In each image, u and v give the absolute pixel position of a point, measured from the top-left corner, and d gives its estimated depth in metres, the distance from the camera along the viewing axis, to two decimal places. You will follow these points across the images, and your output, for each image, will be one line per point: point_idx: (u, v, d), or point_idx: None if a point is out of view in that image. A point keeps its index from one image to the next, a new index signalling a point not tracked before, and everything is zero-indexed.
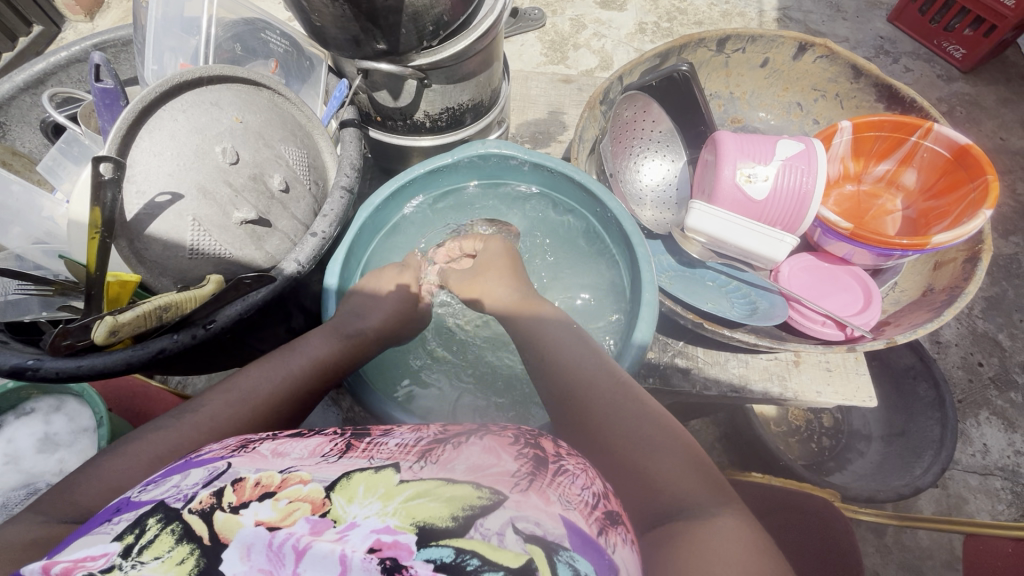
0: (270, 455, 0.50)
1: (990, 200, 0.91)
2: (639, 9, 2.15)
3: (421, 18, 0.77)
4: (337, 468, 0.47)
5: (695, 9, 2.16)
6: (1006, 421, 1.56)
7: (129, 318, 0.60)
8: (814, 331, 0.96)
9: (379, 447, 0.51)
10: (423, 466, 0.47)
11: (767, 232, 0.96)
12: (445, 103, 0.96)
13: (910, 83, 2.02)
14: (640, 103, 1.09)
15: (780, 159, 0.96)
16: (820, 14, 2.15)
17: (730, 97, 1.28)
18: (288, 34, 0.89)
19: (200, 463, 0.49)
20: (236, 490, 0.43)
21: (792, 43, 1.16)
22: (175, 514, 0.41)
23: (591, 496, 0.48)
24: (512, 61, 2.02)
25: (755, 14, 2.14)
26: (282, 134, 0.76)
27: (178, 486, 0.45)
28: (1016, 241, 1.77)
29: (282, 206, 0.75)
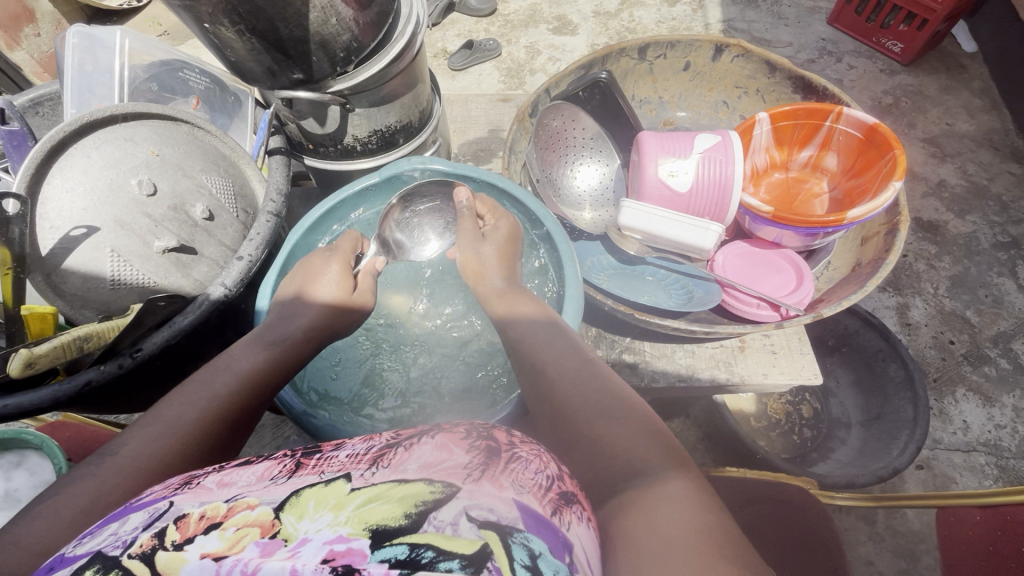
0: (215, 486, 0.49)
1: (899, 171, 0.95)
2: (591, 31, 2.25)
3: (330, 45, 0.81)
4: (286, 487, 0.47)
5: (644, 27, 2.26)
6: (983, 396, 1.57)
7: (45, 350, 0.61)
8: (751, 314, 0.98)
9: (330, 461, 0.52)
10: (374, 472, 0.48)
11: (693, 223, 0.99)
12: (372, 126, 0.99)
13: (855, 80, 2.11)
14: (567, 113, 1.13)
15: (698, 152, 1.00)
16: (764, 23, 2.26)
17: (660, 101, 1.33)
18: (208, 72, 0.93)
19: (140, 506, 0.47)
20: (179, 527, 0.42)
21: (709, 46, 1.22)
22: (112, 561, 0.39)
23: (545, 478, 0.50)
24: (471, 90, 2.09)
25: (701, 28, 2.25)
26: (204, 165, 0.79)
27: (116, 535, 0.43)
28: (972, 220, 1.81)
29: (208, 234, 0.78)
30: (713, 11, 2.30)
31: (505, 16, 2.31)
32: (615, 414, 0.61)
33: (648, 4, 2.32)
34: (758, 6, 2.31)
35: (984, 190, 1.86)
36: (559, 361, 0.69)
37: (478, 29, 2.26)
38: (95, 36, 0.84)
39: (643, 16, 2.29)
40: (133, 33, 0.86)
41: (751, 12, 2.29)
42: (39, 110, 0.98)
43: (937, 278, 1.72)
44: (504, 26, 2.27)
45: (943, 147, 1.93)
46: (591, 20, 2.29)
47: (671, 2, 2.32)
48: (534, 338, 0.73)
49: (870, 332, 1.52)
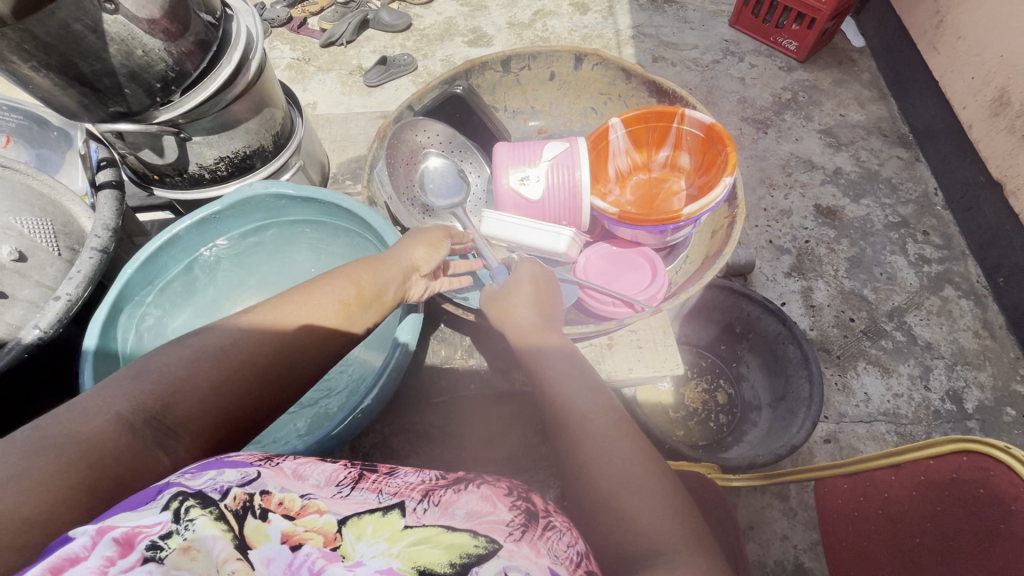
0: (292, 475, 0.50)
1: (729, 167, 1.01)
2: (506, 42, 2.31)
3: (142, 77, 0.79)
4: (351, 505, 0.47)
5: (557, 36, 2.33)
6: (882, 368, 1.63)
7: None
8: (607, 312, 1.03)
9: (388, 481, 0.52)
10: (425, 509, 0.48)
11: (547, 229, 1.02)
12: (218, 153, 0.98)
13: (756, 78, 2.22)
14: (429, 128, 1.14)
15: (547, 160, 1.03)
16: (671, 27, 2.36)
17: (533, 110, 1.37)
18: (15, 108, 1.09)
19: (232, 462, 0.49)
20: (263, 500, 0.44)
21: (569, 56, 1.26)
22: (212, 502, 0.42)
23: (576, 553, 0.49)
24: (388, 105, 2.10)
25: (612, 34, 2.33)
26: (10, 206, 0.81)
27: (216, 480, 0.45)
28: (866, 204, 1.91)
29: (21, 274, 0.81)
30: (623, 18, 2.39)
31: (421, 30, 2.34)
32: (633, 484, 0.60)
33: (561, 15, 2.40)
34: (665, 12, 2.41)
35: (874, 175, 1.97)
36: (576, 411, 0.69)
37: (394, 44, 2.28)
38: None
39: (555, 25, 2.36)
40: None
41: (659, 17, 2.39)
42: None
43: (836, 260, 1.80)
44: (421, 40, 2.30)
45: (838, 137, 2.05)
46: (506, 31, 2.35)
47: (583, 11, 2.41)
48: (561, 380, 0.75)
49: (770, 318, 1.53)
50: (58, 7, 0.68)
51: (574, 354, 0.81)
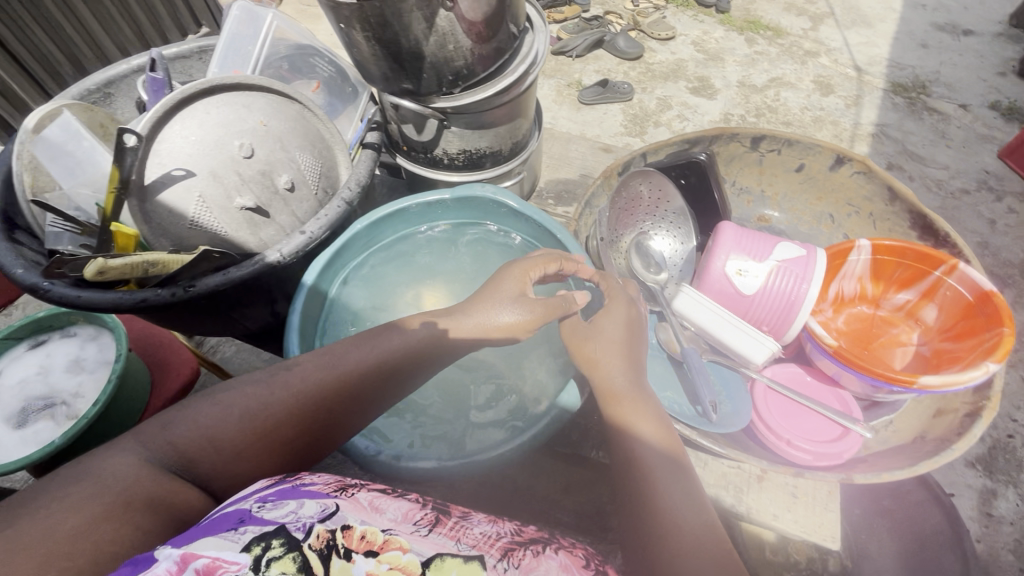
0: (369, 507, 0.52)
1: (999, 353, 0.83)
2: (729, 100, 2.20)
3: (441, 67, 0.86)
4: (430, 543, 0.49)
5: (787, 110, 2.17)
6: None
7: (115, 264, 0.70)
8: (778, 448, 0.91)
9: (466, 531, 0.53)
10: (506, 569, 0.48)
11: (747, 332, 0.94)
12: (463, 145, 1.04)
13: (1011, 224, 1.82)
14: (655, 182, 1.11)
15: (775, 260, 0.94)
16: (922, 137, 2.07)
17: (762, 195, 1.27)
18: (335, 62, 1.03)
19: (310, 495, 0.51)
20: (346, 537, 0.46)
21: (829, 154, 1.14)
22: (295, 542, 0.43)
23: None
24: (592, 125, 2.10)
25: (850, 125, 2.11)
26: (301, 142, 0.88)
27: (296, 514, 0.47)
28: None
29: (286, 202, 0.86)
30: (869, 111, 2.16)
31: (649, 64, 2.32)
32: None
33: (798, 89, 2.23)
34: (921, 119, 2.13)
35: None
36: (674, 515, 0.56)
37: (618, 70, 2.28)
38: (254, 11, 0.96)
39: (789, 98, 2.20)
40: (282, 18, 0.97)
41: (912, 123, 2.12)
42: (203, 57, 1.16)
43: None
44: (645, 73, 2.28)
45: None
46: (734, 89, 2.23)
47: (824, 93, 2.22)
48: (662, 493, 0.58)
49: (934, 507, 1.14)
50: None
51: (683, 461, 0.63)
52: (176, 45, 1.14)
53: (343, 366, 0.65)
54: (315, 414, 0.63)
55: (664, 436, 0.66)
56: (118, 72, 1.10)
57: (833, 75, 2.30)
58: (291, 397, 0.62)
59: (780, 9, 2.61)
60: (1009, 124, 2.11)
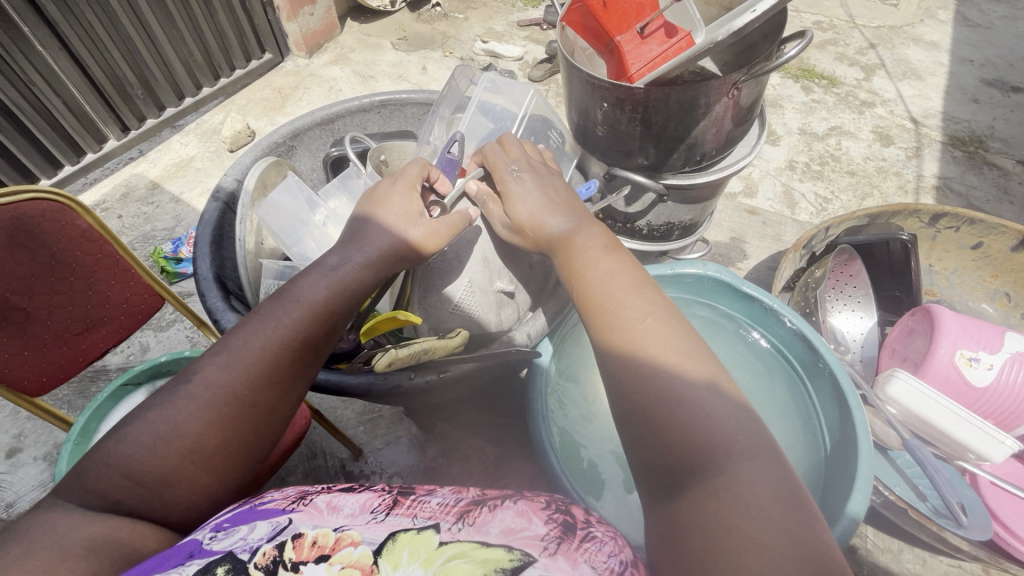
0: (325, 509, 0.49)
1: None
2: (792, 147, 2.16)
3: (695, 149, 0.86)
4: (385, 528, 0.47)
5: (849, 159, 2.13)
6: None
7: (405, 355, 0.68)
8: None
9: (422, 504, 0.50)
10: (460, 528, 0.47)
11: (983, 428, 0.90)
12: (669, 219, 1.03)
13: None
14: (844, 257, 1.10)
15: (1008, 351, 0.93)
16: (985, 193, 2.05)
17: (928, 269, 1.26)
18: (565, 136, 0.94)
19: (263, 513, 0.48)
20: (296, 547, 0.44)
21: (1014, 236, 1.12)
22: (241, 567, 0.42)
23: (617, 565, 0.44)
24: None
25: (912, 176, 2.08)
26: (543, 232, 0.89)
27: (245, 540, 0.45)
28: None
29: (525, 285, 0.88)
30: (930, 164, 2.13)
31: None
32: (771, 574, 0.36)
33: (858, 139, 2.21)
34: (983, 173, 2.11)
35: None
36: (706, 428, 0.45)
37: None
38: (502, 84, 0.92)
39: (851, 147, 2.17)
40: (540, 95, 0.93)
41: (974, 176, 2.10)
42: (382, 110, 1.13)
43: None
44: None
45: None
46: (795, 136, 2.21)
47: (884, 143, 2.20)
48: (679, 401, 0.46)
49: None
50: (702, 87, 0.76)
51: (657, 357, 0.50)
52: (358, 98, 1.11)
53: (283, 325, 0.59)
54: (275, 391, 0.58)
55: (660, 322, 0.52)
56: (303, 124, 1.06)
57: (890, 126, 2.28)
58: (255, 367, 0.57)
59: (832, 58, 2.59)
60: None
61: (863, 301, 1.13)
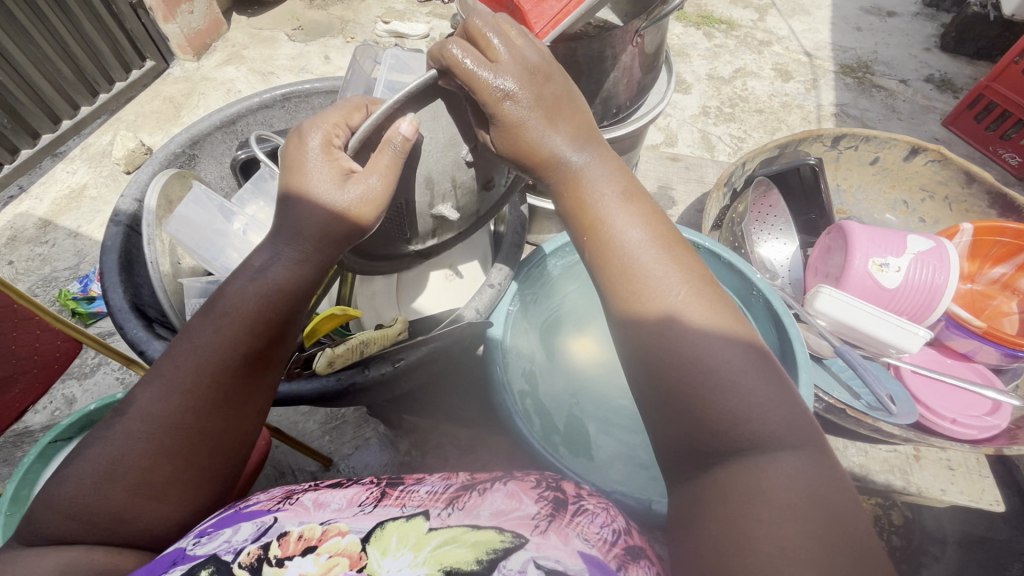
0: (312, 506, 0.54)
1: None
2: (703, 93, 2.24)
3: (609, 100, 0.87)
4: (372, 518, 0.51)
5: (756, 98, 2.23)
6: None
7: (342, 350, 0.69)
8: (944, 429, 0.96)
9: (411, 495, 0.55)
10: (450, 513, 0.51)
11: (899, 324, 0.99)
12: None
13: None
14: (762, 189, 1.17)
15: (911, 253, 1.00)
16: (877, 113, 2.21)
17: (837, 189, 1.36)
18: None
19: (246, 517, 0.52)
20: (281, 543, 0.48)
21: (904, 146, 1.23)
22: (225, 567, 0.46)
23: (610, 532, 0.51)
24: None
25: (813, 108, 2.21)
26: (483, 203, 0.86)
27: (230, 542, 0.49)
28: None
29: None
30: (827, 93, 2.28)
31: None
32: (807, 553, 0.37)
33: (762, 78, 2.32)
34: (872, 96, 2.27)
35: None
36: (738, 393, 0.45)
37: None
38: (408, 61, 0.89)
39: (756, 87, 2.27)
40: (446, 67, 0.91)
41: (865, 100, 2.26)
42: (286, 104, 1.06)
43: None
44: None
45: None
46: (704, 82, 2.28)
47: (784, 79, 2.32)
48: (711, 371, 0.46)
49: None
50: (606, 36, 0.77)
51: (686, 321, 0.48)
52: (257, 95, 1.04)
53: (210, 343, 0.55)
54: (223, 415, 0.55)
55: (695, 297, 0.50)
56: (201, 129, 0.98)
57: (788, 61, 2.40)
58: (198, 386, 0.54)
59: (727, 2, 2.68)
60: (945, 95, 2.30)
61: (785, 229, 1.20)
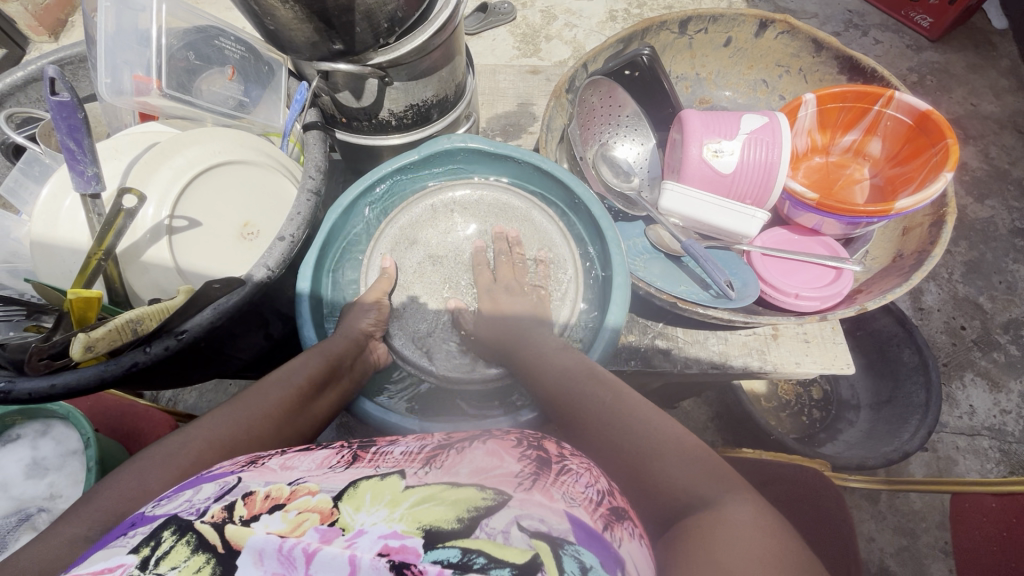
0: (279, 468, 0.52)
1: (951, 162, 0.92)
2: None
3: (375, 16, 0.78)
4: (344, 477, 0.49)
5: None
6: (990, 382, 1.52)
7: (101, 333, 0.61)
8: (789, 304, 0.98)
9: (385, 456, 0.54)
10: (427, 471, 0.50)
11: (738, 209, 0.98)
12: (409, 100, 0.97)
13: (880, 55, 1.94)
14: (605, 89, 1.10)
15: (744, 134, 0.97)
16: None
17: (697, 78, 1.28)
18: (243, 40, 0.88)
19: (211, 478, 0.50)
20: (247, 504, 0.44)
21: (753, 21, 1.17)
22: (188, 525, 0.42)
23: (595, 492, 0.51)
24: (483, 57, 1.90)
25: None
26: (261, 171, 0.82)
27: (191, 501, 0.46)
28: (991, 204, 1.72)
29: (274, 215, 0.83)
30: None
31: None
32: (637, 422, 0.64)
33: None
34: None
35: (1004, 174, 1.75)
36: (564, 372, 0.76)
37: None
38: None
39: None
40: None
41: None
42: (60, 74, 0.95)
43: (951, 263, 1.64)
44: None
45: (967, 128, 1.81)
46: None
47: None
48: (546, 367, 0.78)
49: (885, 316, 1.41)
50: None
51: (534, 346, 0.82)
52: (21, 67, 0.92)
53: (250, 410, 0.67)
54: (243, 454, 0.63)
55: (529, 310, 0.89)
56: None
57: None
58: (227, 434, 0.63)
59: None
60: None
61: (639, 128, 1.14)
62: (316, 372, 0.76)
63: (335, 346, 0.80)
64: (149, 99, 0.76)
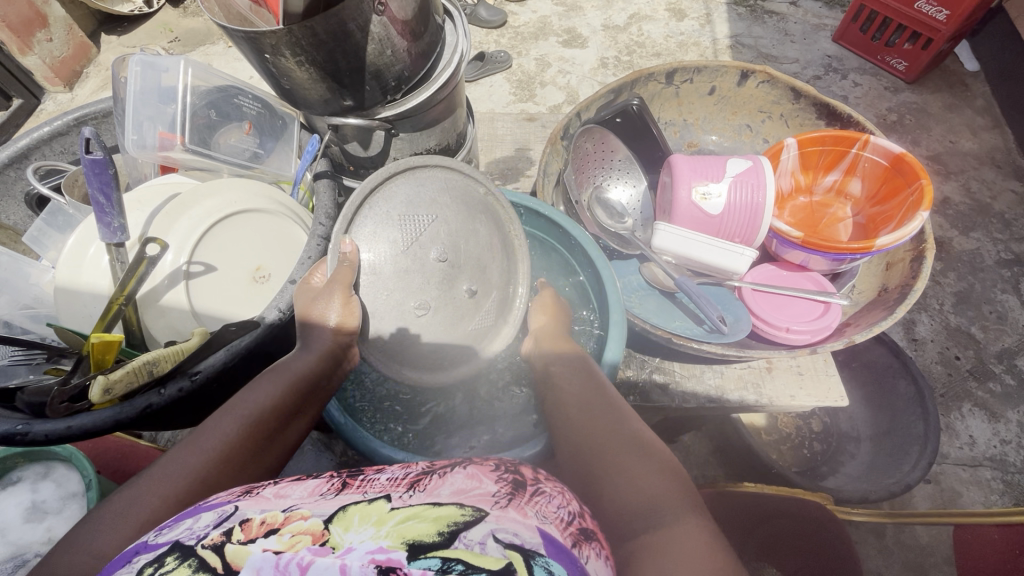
0: (273, 496, 0.52)
1: (926, 202, 0.98)
2: (600, 45, 2.14)
3: (382, 75, 0.86)
4: (335, 502, 0.50)
5: (652, 42, 2.15)
6: (988, 412, 1.54)
7: (119, 375, 0.65)
8: (780, 338, 1.01)
9: (372, 482, 0.54)
10: (411, 494, 0.50)
11: (727, 247, 1.03)
12: (413, 149, 1.03)
13: (860, 96, 2.05)
14: (597, 136, 1.16)
15: (730, 176, 1.03)
16: (770, 39, 2.18)
17: (685, 124, 1.35)
18: (259, 97, 0.95)
19: (209, 508, 0.50)
20: (244, 528, 0.45)
21: (735, 71, 1.25)
22: (189, 550, 0.43)
23: (566, 512, 0.51)
24: (481, 103, 1.99)
25: (709, 43, 2.15)
26: (274, 222, 0.87)
27: (191, 528, 0.47)
28: (976, 237, 1.77)
29: (285, 262, 0.87)
30: (721, 26, 2.21)
31: (516, 27, 2.20)
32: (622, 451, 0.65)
33: (656, 19, 2.22)
34: (765, 22, 2.23)
35: (986, 208, 1.82)
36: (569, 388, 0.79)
37: (489, 40, 2.14)
38: (153, 61, 0.83)
39: (651, 30, 2.18)
40: (195, 62, 0.85)
41: (759, 28, 2.21)
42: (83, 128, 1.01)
43: (941, 294, 1.69)
44: (515, 37, 2.16)
45: (947, 164, 1.89)
46: (601, 33, 2.17)
47: (678, 17, 2.23)
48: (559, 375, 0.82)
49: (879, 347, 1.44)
50: (343, 8, 0.74)
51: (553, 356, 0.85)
52: (48, 122, 0.97)
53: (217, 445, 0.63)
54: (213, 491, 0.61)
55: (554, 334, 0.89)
56: None
57: None
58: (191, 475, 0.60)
59: None
60: (833, 10, 2.29)
61: (632, 169, 1.21)
62: (283, 399, 0.71)
63: (303, 360, 0.74)
64: (171, 153, 0.81)
